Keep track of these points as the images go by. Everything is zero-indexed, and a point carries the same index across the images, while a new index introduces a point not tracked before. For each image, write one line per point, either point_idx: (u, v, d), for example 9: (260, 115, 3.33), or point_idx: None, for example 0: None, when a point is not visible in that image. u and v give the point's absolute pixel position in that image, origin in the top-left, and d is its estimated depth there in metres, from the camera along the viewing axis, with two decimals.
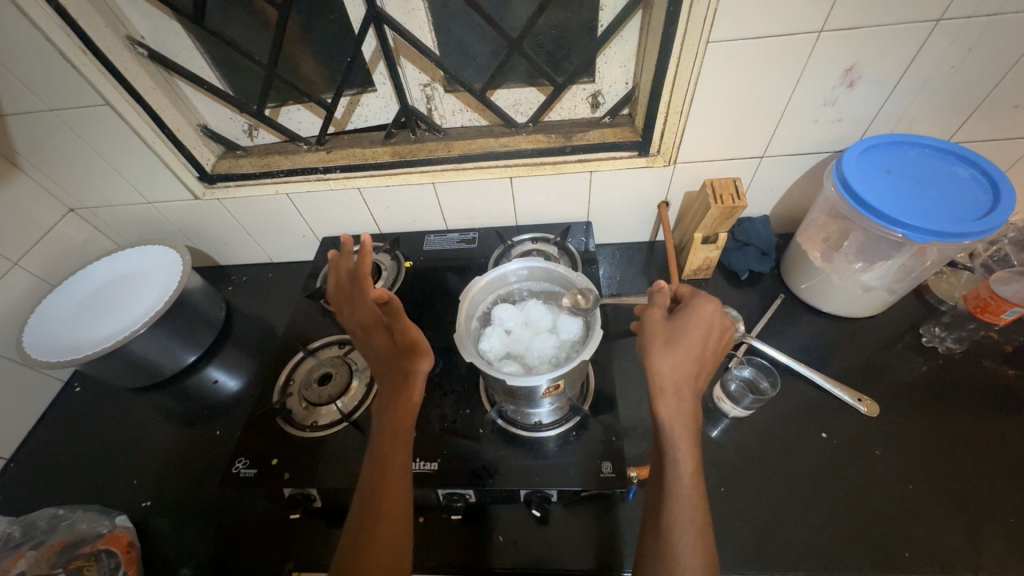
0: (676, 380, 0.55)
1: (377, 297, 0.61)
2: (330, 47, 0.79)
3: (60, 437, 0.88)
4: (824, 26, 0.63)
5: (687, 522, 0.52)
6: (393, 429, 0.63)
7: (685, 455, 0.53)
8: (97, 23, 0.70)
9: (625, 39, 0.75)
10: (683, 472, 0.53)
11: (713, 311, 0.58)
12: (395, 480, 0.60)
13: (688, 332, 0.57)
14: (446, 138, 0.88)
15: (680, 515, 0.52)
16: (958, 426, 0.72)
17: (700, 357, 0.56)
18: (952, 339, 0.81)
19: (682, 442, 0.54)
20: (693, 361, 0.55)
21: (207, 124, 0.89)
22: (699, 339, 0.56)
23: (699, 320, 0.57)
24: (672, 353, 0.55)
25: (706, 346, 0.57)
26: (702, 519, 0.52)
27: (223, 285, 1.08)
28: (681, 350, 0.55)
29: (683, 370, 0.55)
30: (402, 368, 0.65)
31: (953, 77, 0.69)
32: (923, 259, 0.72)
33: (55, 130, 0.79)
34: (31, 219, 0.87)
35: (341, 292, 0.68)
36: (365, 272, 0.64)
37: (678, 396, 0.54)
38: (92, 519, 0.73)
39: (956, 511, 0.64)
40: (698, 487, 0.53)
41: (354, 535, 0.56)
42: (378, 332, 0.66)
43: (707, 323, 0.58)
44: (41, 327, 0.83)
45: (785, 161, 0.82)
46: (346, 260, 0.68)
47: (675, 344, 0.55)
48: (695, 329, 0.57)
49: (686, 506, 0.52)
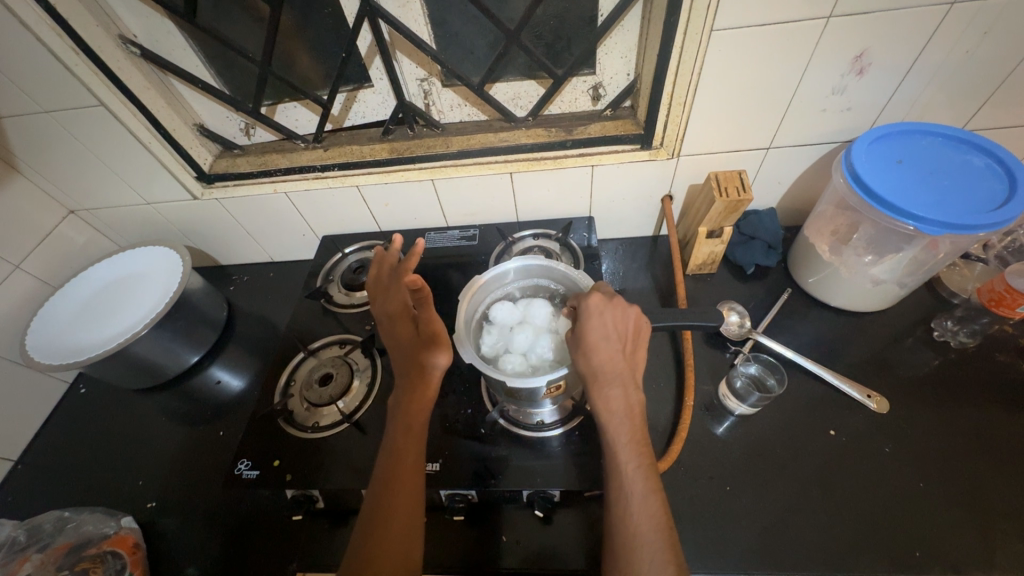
0: (597, 375, 0.56)
1: (411, 283, 0.67)
2: (325, 42, 0.77)
3: (67, 439, 0.89)
4: (833, 10, 0.61)
5: (630, 494, 0.52)
6: (405, 423, 0.63)
7: (616, 430, 0.54)
8: (89, 23, 0.69)
9: (626, 29, 0.73)
10: (621, 449, 0.54)
11: (601, 303, 0.59)
12: (407, 475, 0.59)
13: (589, 329, 0.58)
14: (445, 134, 0.87)
15: (624, 488, 0.52)
16: (969, 422, 0.70)
17: (610, 347, 0.57)
18: (964, 333, 0.79)
19: (614, 421, 0.55)
20: (604, 353, 0.56)
21: (204, 124, 0.88)
22: (601, 333, 0.57)
23: (592, 315, 0.58)
24: (582, 355, 0.57)
25: (610, 336, 0.57)
26: (648, 489, 0.52)
27: (225, 285, 1.08)
28: (588, 348, 0.57)
29: (601, 364, 0.56)
30: (421, 358, 0.65)
31: (967, 63, 0.67)
32: (934, 251, 0.70)
33: (51, 132, 0.79)
34: (31, 222, 0.87)
35: (379, 282, 0.71)
36: (409, 268, 0.68)
37: (602, 386, 0.56)
38: (97, 521, 0.73)
39: (967, 509, 0.63)
40: (639, 456, 0.53)
41: (364, 534, 0.55)
42: (403, 320, 0.67)
43: (600, 317, 0.58)
44: (43, 330, 0.83)
45: (792, 152, 0.80)
46: (391, 256, 0.72)
47: (580, 348, 0.57)
48: (593, 327, 0.57)
49: (626, 478, 0.53)
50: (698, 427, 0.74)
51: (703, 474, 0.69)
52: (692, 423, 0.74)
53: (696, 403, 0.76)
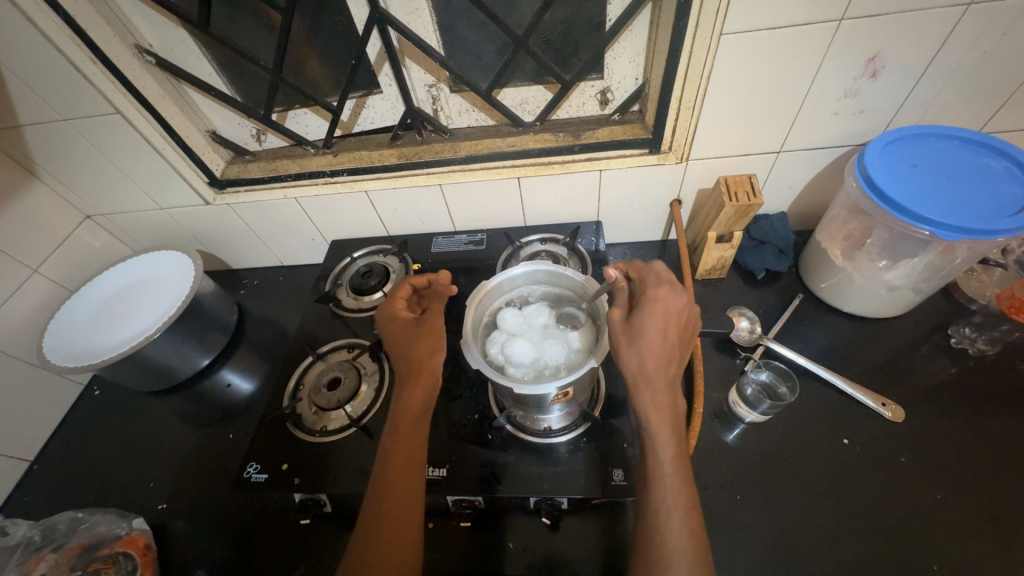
0: (648, 375, 0.56)
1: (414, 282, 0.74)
2: (336, 49, 0.78)
3: (81, 440, 0.90)
4: (845, 14, 0.60)
5: (671, 506, 0.52)
6: (404, 423, 0.62)
7: (663, 442, 0.54)
8: (106, 33, 0.71)
9: (634, 34, 0.73)
10: (665, 459, 0.54)
11: (670, 300, 0.58)
12: (406, 476, 0.59)
13: (647, 325, 0.57)
14: (453, 139, 0.87)
15: (664, 500, 0.52)
16: (989, 432, 0.68)
17: (666, 349, 0.56)
18: (983, 340, 0.77)
19: (661, 432, 0.55)
20: (659, 355, 0.56)
21: (216, 130, 0.90)
22: (660, 332, 0.56)
23: (655, 312, 0.57)
24: (636, 350, 0.56)
25: (669, 336, 0.57)
26: (687, 504, 0.52)
27: (236, 289, 1.09)
28: (645, 346, 0.56)
29: (654, 364, 0.56)
30: (419, 351, 0.66)
31: (983, 65, 0.65)
32: (951, 257, 0.68)
33: (69, 139, 0.81)
34: (48, 227, 0.89)
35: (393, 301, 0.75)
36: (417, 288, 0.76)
37: (652, 388, 0.55)
38: (110, 521, 0.74)
39: (986, 522, 0.62)
40: (680, 470, 0.54)
41: (366, 536, 0.56)
42: (401, 317, 0.69)
43: (663, 314, 0.57)
44: (60, 333, 0.85)
45: (803, 156, 0.79)
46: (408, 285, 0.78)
47: (636, 342, 0.56)
48: (654, 323, 0.56)
49: (668, 492, 0.53)
50: (707, 434, 0.73)
51: (713, 482, 0.68)
52: (701, 430, 0.74)
53: (705, 409, 0.75)
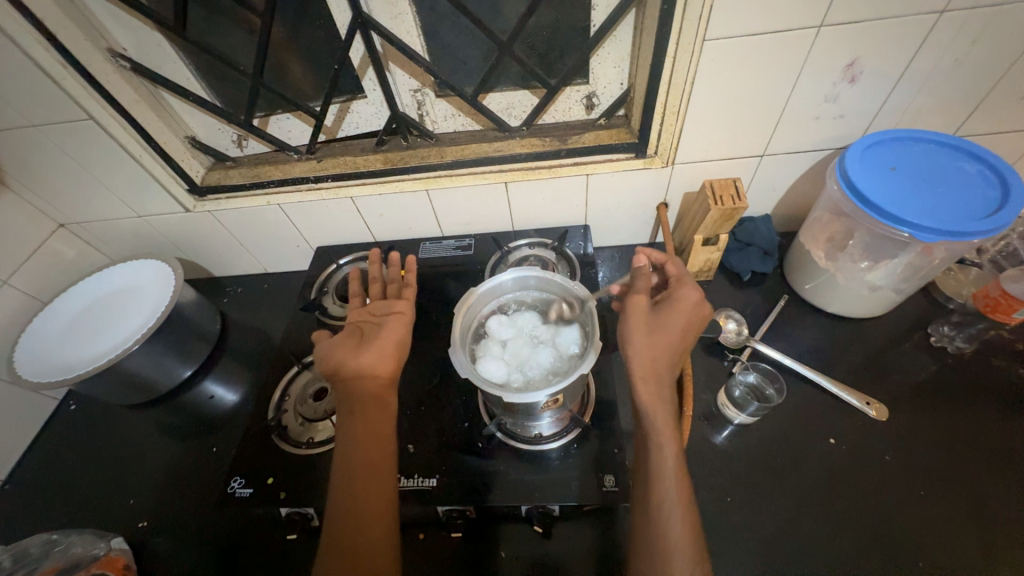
0: (653, 367, 0.58)
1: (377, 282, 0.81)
2: (318, 53, 0.77)
3: (56, 457, 0.87)
4: (823, 21, 0.61)
5: (672, 501, 0.53)
6: (371, 422, 0.63)
7: (666, 438, 0.55)
8: (77, 37, 0.68)
9: (619, 39, 0.73)
10: (668, 455, 0.55)
11: (695, 302, 0.63)
12: (375, 480, 0.59)
13: (670, 323, 0.61)
14: (439, 143, 0.86)
15: (667, 495, 0.53)
16: (968, 428, 0.70)
17: (679, 347, 0.61)
18: (962, 338, 0.79)
19: (663, 427, 0.56)
20: (672, 353, 0.60)
21: (195, 135, 0.87)
22: (682, 329, 0.61)
23: (681, 309, 0.62)
24: (653, 342, 0.60)
25: (685, 336, 0.62)
26: (687, 497, 0.54)
27: (218, 297, 1.07)
28: (661, 340, 0.60)
29: (664, 357, 0.59)
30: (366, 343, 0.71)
31: (957, 69, 0.67)
32: (930, 257, 0.70)
33: (40, 146, 0.78)
34: (19, 236, 0.86)
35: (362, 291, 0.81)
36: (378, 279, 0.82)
37: (658, 380, 0.58)
38: (87, 542, 0.71)
39: (968, 517, 0.63)
40: (682, 465, 0.55)
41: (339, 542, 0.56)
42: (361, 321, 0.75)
43: (686, 314, 0.62)
44: (32, 347, 0.82)
45: (785, 159, 0.80)
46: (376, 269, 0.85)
47: (655, 334, 0.60)
48: (680, 319, 0.61)
49: (672, 487, 0.53)
50: (697, 436, 0.73)
51: (703, 484, 0.69)
52: (691, 431, 0.74)
53: (695, 411, 0.76)
